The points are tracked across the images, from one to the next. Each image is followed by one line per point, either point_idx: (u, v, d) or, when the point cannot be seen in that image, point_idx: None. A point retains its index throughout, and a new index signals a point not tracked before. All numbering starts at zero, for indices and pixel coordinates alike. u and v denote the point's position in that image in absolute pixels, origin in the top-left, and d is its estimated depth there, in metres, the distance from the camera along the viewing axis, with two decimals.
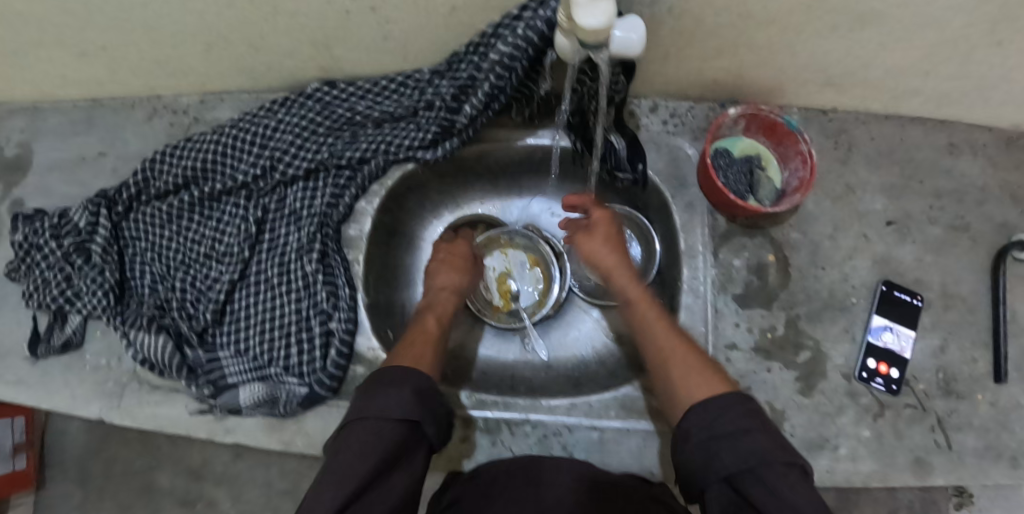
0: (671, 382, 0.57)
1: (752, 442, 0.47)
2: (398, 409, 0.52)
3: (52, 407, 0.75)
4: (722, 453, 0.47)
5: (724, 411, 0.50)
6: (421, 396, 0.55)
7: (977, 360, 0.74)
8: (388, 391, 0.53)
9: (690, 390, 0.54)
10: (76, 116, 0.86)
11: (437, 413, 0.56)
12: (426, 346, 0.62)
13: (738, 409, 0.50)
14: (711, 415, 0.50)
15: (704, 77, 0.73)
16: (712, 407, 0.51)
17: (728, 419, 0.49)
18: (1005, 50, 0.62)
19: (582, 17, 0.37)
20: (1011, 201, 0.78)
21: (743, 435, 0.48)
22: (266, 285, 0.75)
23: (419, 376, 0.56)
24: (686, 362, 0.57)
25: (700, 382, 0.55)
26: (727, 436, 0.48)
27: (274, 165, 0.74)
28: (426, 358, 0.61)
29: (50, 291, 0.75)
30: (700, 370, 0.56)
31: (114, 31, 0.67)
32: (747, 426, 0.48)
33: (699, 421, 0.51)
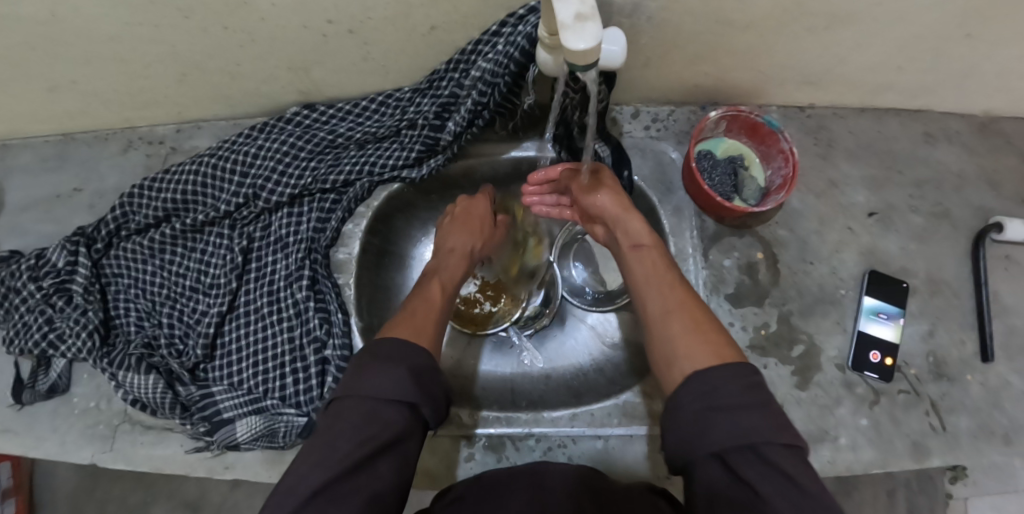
0: (664, 347, 0.52)
1: (753, 420, 0.42)
2: (396, 391, 0.48)
3: (42, 455, 0.73)
4: (716, 423, 0.43)
5: (726, 379, 0.45)
6: (420, 376, 0.50)
7: (965, 343, 0.75)
8: (384, 371, 0.49)
9: (686, 353, 0.49)
10: (48, 153, 0.83)
11: (437, 395, 0.52)
12: (432, 315, 0.59)
13: (741, 380, 0.45)
14: (710, 384, 0.45)
15: (684, 81, 0.73)
16: (709, 376, 0.46)
17: (732, 388, 0.44)
18: (974, 42, 0.63)
19: (572, 41, 0.36)
20: (986, 184, 0.80)
21: (741, 411, 0.43)
22: (256, 316, 0.74)
23: (416, 354, 0.52)
24: (686, 325, 0.52)
25: (703, 344, 0.49)
26: (726, 408, 0.43)
27: (257, 194, 0.73)
28: (431, 329, 0.58)
29: (30, 335, 0.72)
30: (704, 331, 0.51)
31: (85, 65, 0.66)
32: (752, 399, 0.43)
33: (698, 387, 0.46)
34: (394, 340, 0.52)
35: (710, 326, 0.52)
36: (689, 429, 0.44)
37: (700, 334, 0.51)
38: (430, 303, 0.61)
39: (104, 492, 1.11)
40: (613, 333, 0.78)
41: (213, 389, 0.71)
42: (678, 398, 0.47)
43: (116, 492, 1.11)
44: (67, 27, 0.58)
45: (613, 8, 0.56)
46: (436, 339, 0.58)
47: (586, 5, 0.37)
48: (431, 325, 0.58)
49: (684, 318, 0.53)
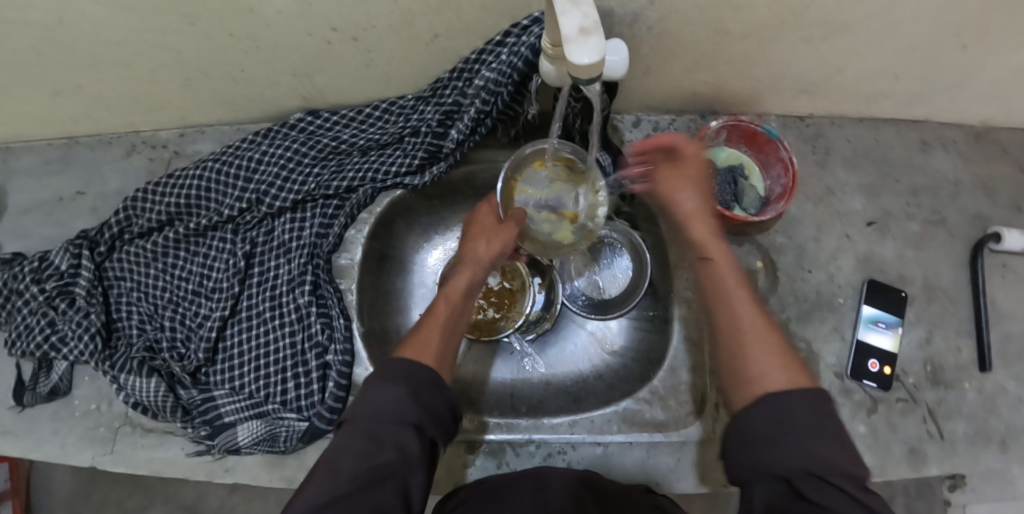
0: (736, 365, 0.46)
1: (828, 449, 0.40)
2: (397, 410, 0.48)
3: (42, 457, 0.73)
4: (791, 450, 0.40)
5: (798, 404, 0.42)
6: (422, 392, 0.50)
7: (962, 350, 0.76)
8: (383, 390, 0.48)
9: (762, 368, 0.45)
10: (50, 155, 0.83)
11: (442, 411, 0.51)
12: (435, 330, 0.56)
13: (815, 404, 0.42)
14: (787, 407, 0.42)
15: (684, 90, 0.74)
16: (784, 399, 0.42)
17: (809, 414, 0.41)
18: (969, 53, 0.64)
19: (576, 55, 0.37)
20: (982, 193, 0.81)
21: (819, 439, 0.40)
22: (258, 320, 0.74)
23: (423, 372, 0.51)
24: (759, 337, 0.47)
25: (780, 362, 0.45)
26: (805, 435, 0.40)
27: (260, 199, 0.73)
28: (436, 350, 0.55)
29: (33, 338, 0.72)
30: (777, 344, 0.46)
31: (90, 70, 0.66)
32: (827, 425, 0.41)
33: (773, 409, 0.42)
34: (401, 359, 0.52)
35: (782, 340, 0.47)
36: (761, 452, 0.41)
37: (776, 349, 0.46)
38: (435, 317, 0.58)
39: (102, 494, 1.11)
40: (612, 340, 0.79)
41: (215, 393, 0.71)
42: (747, 419, 0.43)
43: (116, 494, 1.11)
44: (73, 32, 0.59)
45: (614, 17, 0.57)
46: (443, 361, 0.55)
47: (590, 19, 0.38)
48: (436, 341, 0.55)
49: (756, 330, 0.47)
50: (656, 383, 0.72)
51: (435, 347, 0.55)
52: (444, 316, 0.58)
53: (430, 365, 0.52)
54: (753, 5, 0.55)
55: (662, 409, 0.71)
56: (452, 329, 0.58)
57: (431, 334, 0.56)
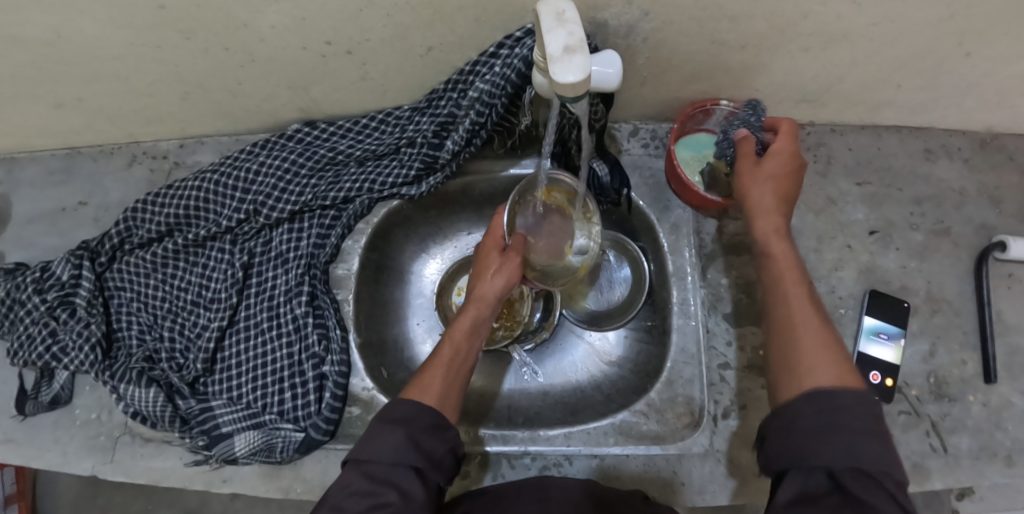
0: (785, 354, 0.50)
1: (871, 450, 0.42)
2: (395, 454, 0.49)
3: (43, 465, 0.74)
4: (836, 443, 0.43)
5: (850, 403, 0.44)
6: (423, 436, 0.51)
7: (967, 363, 0.75)
8: (385, 433, 0.50)
9: (810, 367, 0.48)
10: (54, 166, 0.85)
11: (443, 458, 0.52)
12: (438, 371, 0.56)
13: (864, 411, 0.44)
14: (835, 405, 0.45)
15: (682, 99, 0.73)
16: (834, 395, 0.45)
17: (858, 416, 0.44)
18: (972, 61, 0.63)
19: (560, 73, 0.39)
20: (989, 202, 0.80)
21: (863, 439, 0.43)
22: (256, 330, 0.74)
23: (422, 413, 0.52)
24: (812, 338, 0.50)
25: (837, 365, 0.48)
26: (850, 433, 0.43)
27: (258, 209, 0.73)
28: (441, 388, 0.55)
29: (34, 348, 0.73)
30: (831, 351, 0.49)
31: (89, 83, 0.67)
32: (872, 430, 0.43)
33: (825, 405, 0.45)
34: (405, 402, 0.53)
35: (839, 348, 0.49)
36: (803, 441, 0.44)
37: (836, 357, 0.48)
38: (437, 359, 0.58)
39: (107, 497, 1.11)
40: (610, 352, 0.79)
41: (213, 404, 0.72)
42: (800, 406, 0.46)
43: (120, 498, 1.12)
44: (71, 47, 0.59)
45: (608, 29, 0.56)
46: (448, 397, 0.55)
47: (575, 38, 0.40)
48: (438, 381, 0.55)
49: (815, 340, 0.50)
50: (655, 395, 0.71)
51: (437, 386, 0.55)
52: (447, 356, 0.58)
53: (432, 406, 0.53)
54: (749, 16, 0.54)
55: (659, 421, 0.70)
56: (458, 367, 0.58)
57: (433, 376, 0.56)
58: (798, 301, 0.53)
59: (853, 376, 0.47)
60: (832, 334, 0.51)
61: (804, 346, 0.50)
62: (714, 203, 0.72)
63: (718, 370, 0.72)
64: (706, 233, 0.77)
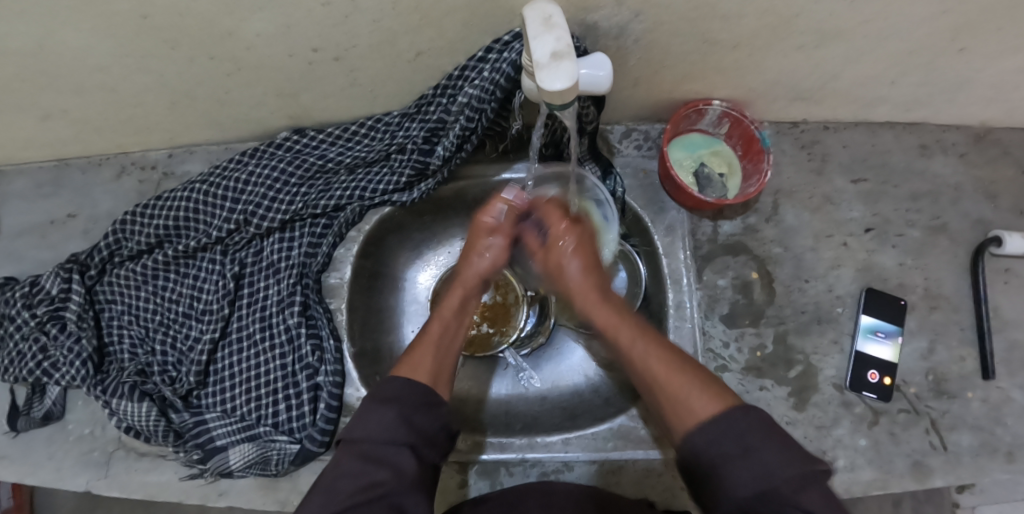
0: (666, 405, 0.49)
1: (765, 463, 0.41)
2: (386, 431, 0.47)
3: (37, 481, 0.73)
4: (737, 469, 0.42)
5: (729, 428, 0.44)
6: (414, 414, 0.49)
7: (966, 359, 0.74)
8: (373, 411, 0.48)
9: (695, 402, 0.47)
10: (42, 179, 0.84)
11: (437, 435, 0.50)
12: (427, 351, 0.55)
13: (735, 426, 0.44)
14: (710, 437, 0.44)
15: (675, 100, 0.73)
16: (715, 427, 0.44)
17: (738, 435, 0.43)
18: (966, 56, 0.62)
19: (547, 81, 0.38)
20: (985, 197, 0.79)
21: (753, 455, 0.42)
22: (249, 342, 0.73)
23: (414, 391, 0.50)
24: (675, 382, 0.49)
25: (699, 392, 0.47)
26: (732, 458, 0.42)
27: (248, 219, 0.72)
28: (434, 365, 0.54)
29: (25, 364, 0.72)
30: (695, 383, 0.48)
31: (73, 94, 0.66)
32: (754, 444, 0.42)
33: (705, 450, 0.44)
34: (393, 381, 0.51)
35: (701, 375, 0.49)
36: (721, 466, 0.43)
37: (692, 380, 0.48)
38: (427, 336, 0.57)
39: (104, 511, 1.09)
40: (610, 354, 0.77)
41: (207, 417, 0.71)
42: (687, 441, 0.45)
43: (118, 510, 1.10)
44: (52, 59, 0.58)
45: (598, 30, 0.56)
46: (440, 373, 0.54)
47: (562, 43, 0.39)
48: (430, 361, 0.54)
49: (675, 379, 0.49)
50: None
51: (429, 364, 0.53)
52: (436, 333, 0.57)
53: (426, 385, 0.51)
54: (741, 15, 0.53)
55: (657, 425, 0.71)
56: (447, 345, 0.57)
57: (426, 353, 0.54)
58: (653, 351, 0.51)
59: (725, 395, 0.47)
60: (696, 365, 0.51)
61: (667, 393, 0.49)
62: (709, 204, 0.71)
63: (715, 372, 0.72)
64: (702, 233, 0.77)
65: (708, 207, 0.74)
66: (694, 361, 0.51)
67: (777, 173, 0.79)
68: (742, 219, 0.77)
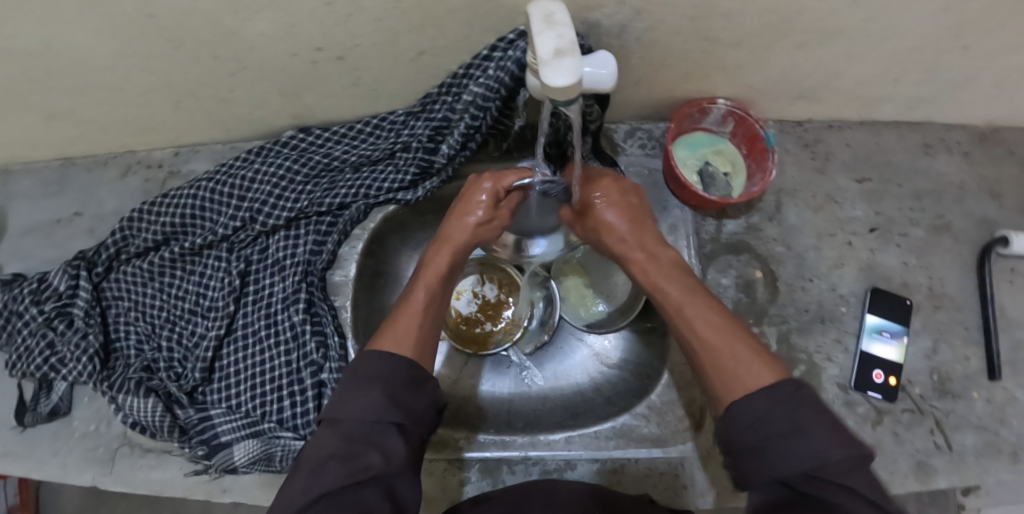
0: (716, 366, 0.48)
1: (811, 445, 0.41)
2: (372, 412, 0.46)
3: (43, 476, 0.74)
4: (784, 448, 0.41)
5: (777, 404, 0.43)
6: (398, 392, 0.48)
7: (970, 359, 0.74)
8: (357, 391, 0.47)
9: (745, 371, 0.46)
10: (49, 177, 0.84)
11: (422, 412, 0.50)
12: (411, 320, 0.55)
13: (790, 403, 0.43)
14: (759, 411, 0.43)
15: (678, 99, 0.73)
16: (762, 399, 0.43)
17: (790, 410, 0.42)
18: (970, 54, 0.62)
19: (551, 77, 0.39)
20: (989, 196, 0.79)
21: (803, 435, 0.41)
22: (254, 339, 0.74)
23: (395, 367, 0.49)
24: (727, 346, 0.48)
25: (754, 362, 0.46)
26: (780, 435, 0.42)
27: (254, 217, 0.73)
28: (416, 335, 0.54)
29: (33, 360, 0.72)
30: (746, 352, 0.47)
31: (81, 93, 0.67)
32: (804, 423, 0.41)
33: (749, 418, 0.43)
34: (376, 355, 0.50)
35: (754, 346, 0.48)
36: (764, 439, 0.42)
37: (747, 350, 0.47)
38: (409, 310, 0.56)
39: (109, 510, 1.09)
40: (612, 355, 0.78)
41: (212, 413, 0.71)
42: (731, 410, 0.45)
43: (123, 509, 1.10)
44: (58, 58, 0.59)
45: (601, 29, 0.56)
46: (421, 343, 0.54)
47: (565, 41, 0.40)
48: (412, 331, 0.54)
49: (726, 347, 0.48)
50: (655, 398, 0.71)
51: (411, 335, 0.53)
52: (420, 302, 0.57)
53: (405, 358, 0.51)
54: (742, 13, 0.53)
55: (660, 424, 0.70)
56: (430, 315, 0.57)
57: (407, 325, 0.54)
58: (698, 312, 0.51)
59: (778, 368, 0.46)
60: (749, 336, 0.50)
61: (717, 357, 0.48)
62: (713, 203, 0.71)
63: None
64: (705, 232, 0.77)
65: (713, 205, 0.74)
66: (748, 332, 0.50)
67: (780, 172, 0.79)
68: (744, 218, 0.78)
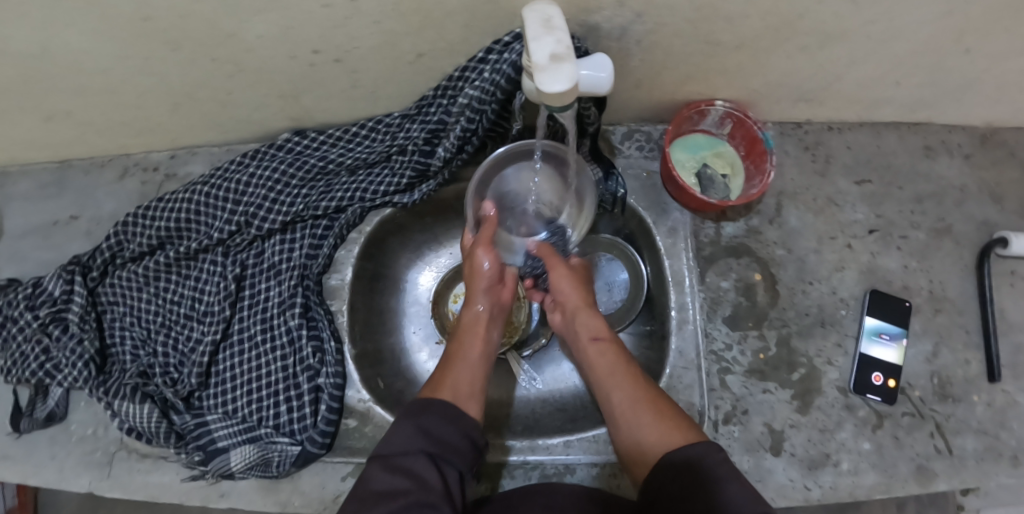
0: (643, 435, 0.54)
1: (732, 489, 0.45)
2: (413, 443, 0.49)
3: (40, 481, 0.73)
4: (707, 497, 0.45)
5: (700, 459, 0.48)
6: (437, 426, 0.51)
7: (971, 362, 0.74)
8: (401, 426, 0.51)
9: (669, 439, 0.52)
10: (46, 180, 0.84)
11: (462, 446, 0.52)
12: (462, 368, 0.59)
13: (712, 457, 0.48)
14: (688, 465, 0.49)
15: (677, 101, 0.72)
16: (688, 458, 0.49)
17: (711, 465, 0.48)
18: (972, 57, 0.62)
19: (547, 82, 0.38)
20: (991, 199, 0.79)
21: (723, 484, 0.46)
22: (250, 343, 0.73)
23: (437, 405, 0.53)
24: (652, 413, 0.55)
25: (676, 434, 0.53)
26: (710, 483, 0.46)
27: (249, 221, 0.72)
28: (465, 384, 0.57)
29: (28, 365, 0.72)
30: (667, 420, 0.54)
31: (76, 96, 0.66)
32: (728, 475, 0.47)
33: (679, 473, 0.48)
34: (418, 400, 0.54)
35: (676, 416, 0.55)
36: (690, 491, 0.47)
37: (669, 423, 0.54)
38: (452, 360, 0.60)
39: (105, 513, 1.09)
40: None
41: (209, 418, 0.71)
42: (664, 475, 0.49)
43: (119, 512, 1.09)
44: (52, 61, 0.58)
45: (600, 32, 0.55)
46: (469, 388, 0.57)
47: (562, 45, 0.39)
48: (457, 381, 0.57)
49: (653, 417, 0.54)
50: None
51: (460, 383, 0.57)
52: (453, 354, 0.61)
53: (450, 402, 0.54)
54: (744, 16, 0.53)
55: None
56: (471, 361, 0.60)
57: (457, 374, 0.58)
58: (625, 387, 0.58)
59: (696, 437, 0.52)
60: (671, 409, 0.56)
61: (643, 425, 0.54)
62: (712, 205, 0.71)
63: (718, 375, 0.72)
64: (705, 234, 0.76)
65: (712, 207, 0.73)
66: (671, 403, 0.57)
67: (781, 174, 0.79)
68: (744, 220, 0.77)
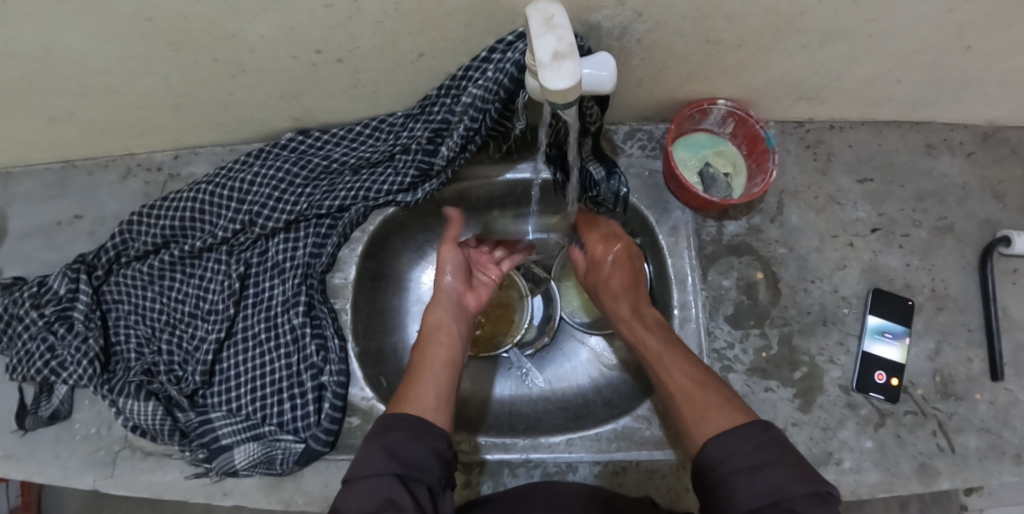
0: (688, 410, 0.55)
1: (770, 478, 0.46)
2: (377, 466, 0.49)
3: (44, 479, 0.74)
4: (746, 483, 0.46)
5: (741, 443, 0.49)
6: (401, 446, 0.51)
7: (973, 360, 0.73)
8: (364, 452, 0.51)
9: (714, 417, 0.52)
10: (50, 180, 0.84)
11: (430, 461, 0.52)
12: (423, 379, 0.60)
13: (755, 440, 0.48)
14: (728, 449, 0.49)
15: (678, 100, 0.73)
16: (729, 439, 0.49)
17: (753, 449, 0.48)
18: (973, 55, 0.62)
19: (550, 80, 0.39)
20: (993, 197, 0.78)
21: (762, 471, 0.46)
22: (254, 342, 0.74)
23: (402, 420, 0.53)
24: (698, 392, 0.56)
25: (723, 412, 0.53)
26: (749, 470, 0.47)
27: (253, 220, 0.73)
28: (427, 393, 0.58)
29: (32, 363, 0.72)
30: (716, 398, 0.55)
31: (80, 96, 0.66)
32: (769, 461, 0.47)
33: (724, 454, 0.49)
34: (385, 416, 0.55)
35: (725, 395, 0.55)
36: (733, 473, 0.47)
37: (717, 400, 0.54)
38: (420, 369, 0.61)
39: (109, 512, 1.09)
40: (610, 356, 0.78)
41: (212, 416, 0.71)
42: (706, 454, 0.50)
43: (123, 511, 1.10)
44: (56, 61, 0.58)
45: (601, 31, 0.55)
46: (434, 398, 0.57)
47: (564, 42, 0.39)
48: (423, 390, 0.58)
49: (698, 396, 0.55)
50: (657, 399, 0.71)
51: (423, 394, 0.57)
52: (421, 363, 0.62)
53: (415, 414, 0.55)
54: (744, 15, 0.53)
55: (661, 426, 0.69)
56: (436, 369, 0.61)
57: (421, 385, 0.58)
58: (676, 366, 0.59)
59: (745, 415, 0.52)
60: (719, 388, 0.57)
61: (689, 402, 0.55)
62: (714, 204, 0.71)
63: (720, 373, 0.72)
64: (706, 233, 0.77)
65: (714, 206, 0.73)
66: (718, 382, 0.58)
67: (782, 172, 0.79)
68: (746, 219, 0.77)
